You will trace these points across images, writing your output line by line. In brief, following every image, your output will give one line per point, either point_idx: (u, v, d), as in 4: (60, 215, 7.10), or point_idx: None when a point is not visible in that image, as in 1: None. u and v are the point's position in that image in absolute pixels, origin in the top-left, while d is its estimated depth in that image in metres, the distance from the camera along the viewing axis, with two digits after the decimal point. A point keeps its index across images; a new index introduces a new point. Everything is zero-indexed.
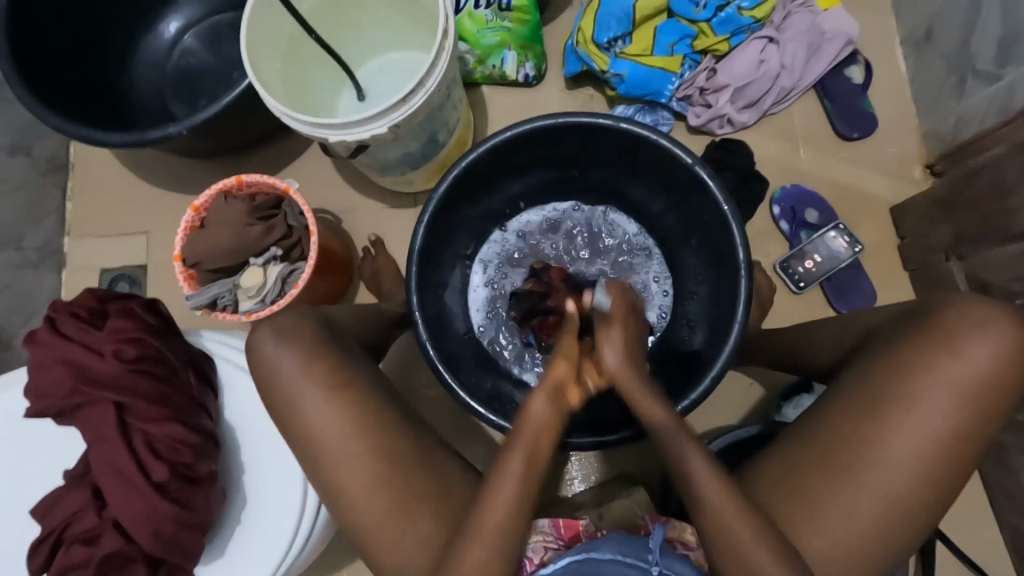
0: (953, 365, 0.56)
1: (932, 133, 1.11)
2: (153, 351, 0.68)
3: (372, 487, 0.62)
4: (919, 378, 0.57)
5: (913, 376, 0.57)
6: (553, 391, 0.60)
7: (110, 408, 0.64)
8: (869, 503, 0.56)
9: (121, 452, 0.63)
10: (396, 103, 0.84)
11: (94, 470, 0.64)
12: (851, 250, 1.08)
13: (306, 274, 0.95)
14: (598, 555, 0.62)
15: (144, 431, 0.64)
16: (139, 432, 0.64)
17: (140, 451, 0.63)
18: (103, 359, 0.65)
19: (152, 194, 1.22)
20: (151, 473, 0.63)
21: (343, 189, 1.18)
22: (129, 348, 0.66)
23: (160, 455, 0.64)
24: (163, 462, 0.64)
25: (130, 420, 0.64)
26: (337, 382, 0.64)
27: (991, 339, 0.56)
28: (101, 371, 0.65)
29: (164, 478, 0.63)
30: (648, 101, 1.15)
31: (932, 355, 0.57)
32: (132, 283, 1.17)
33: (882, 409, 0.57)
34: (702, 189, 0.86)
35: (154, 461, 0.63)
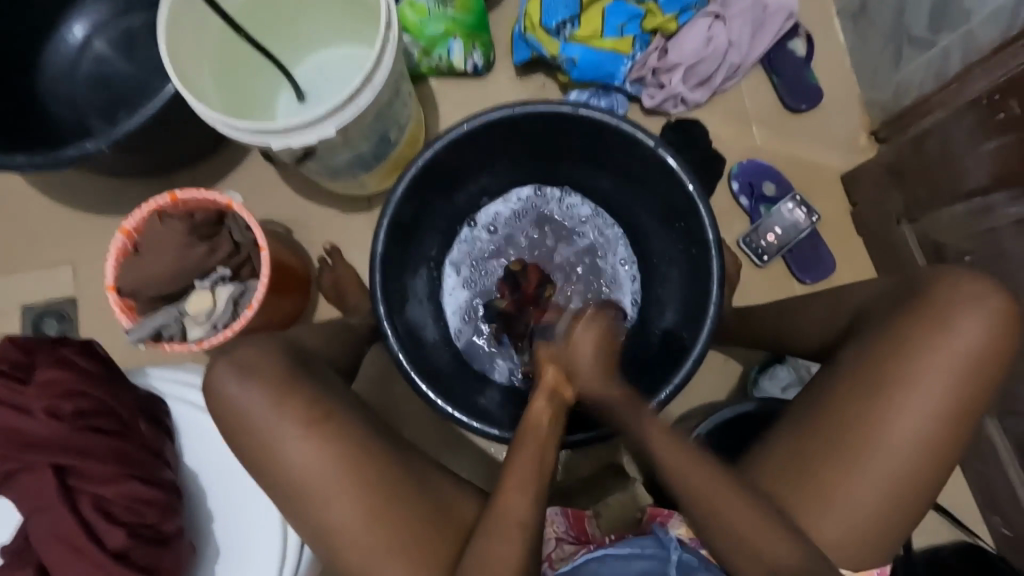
0: (951, 343, 0.60)
1: (874, 101, 1.15)
2: (93, 402, 0.60)
3: (364, 521, 0.58)
4: (915, 355, 0.60)
5: (907, 354, 0.60)
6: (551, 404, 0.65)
7: (49, 472, 0.56)
8: (856, 479, 0.59)
9: (68, 520, 0.55)
10: (343, 101, 0.78)
11: (37, 543, 0.56)
12: (810, 221, 1.10)
13: (260, 294, 0.88)
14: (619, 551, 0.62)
15: (95, 493, 0.57)
16: (87, 496, 0.57)
17: (91, 517, 0.56)
18: (36, 418, 0.57)
19: (74, 219, 1.10)
20: (107, 541, 0.56)
21: (291, 198, 1.10)
22: (66, 402, 0.58)
23: (116, 517, 0.57)
24: (121, 526, 0.57)
25: (75, 482, 0.57)
26: (312, 413, 0.60)
27: (983, 315, 0.60)
28: (36, 432, 0.57)
29: (123, 544, 0.56)
30: (602, 85, 1.12)
31: (927, 334, 0.60)
32: (61, 320, 1.06)
33: (886, 389, 0.60)
34: (668, 172, 0.85)
35: (110, 525, 0.56)
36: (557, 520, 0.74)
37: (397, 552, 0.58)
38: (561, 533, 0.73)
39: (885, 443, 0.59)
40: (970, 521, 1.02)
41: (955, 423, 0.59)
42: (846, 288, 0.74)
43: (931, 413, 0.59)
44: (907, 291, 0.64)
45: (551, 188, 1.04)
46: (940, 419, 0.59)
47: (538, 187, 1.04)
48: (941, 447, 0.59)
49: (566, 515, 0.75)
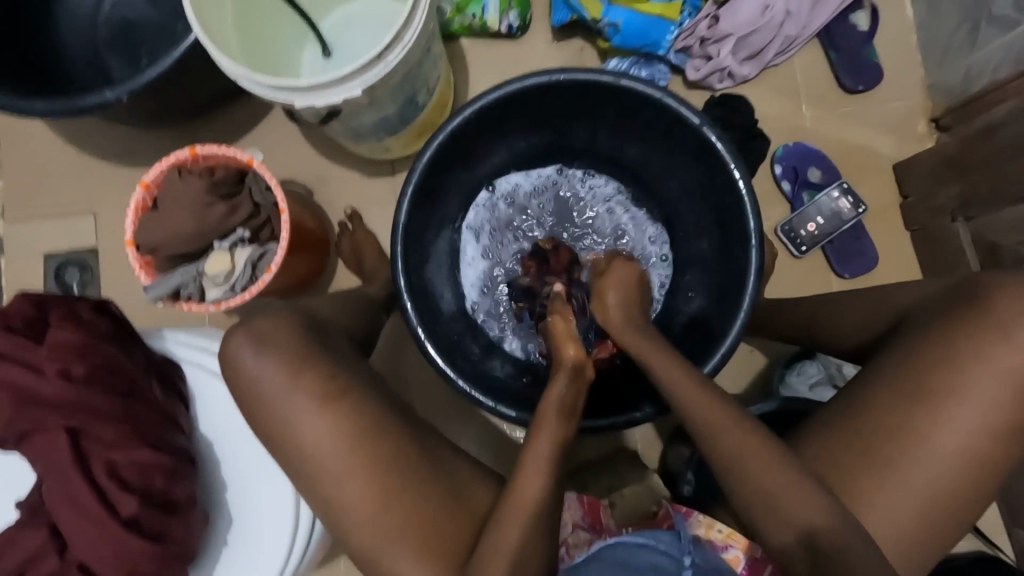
0: (1013, 352, 0.55)
1: (939, 84, 1.06)
2: (106, 366, 0.59)
3: (377, 499, 0.57)
4: (967, 367, 0.56)
5: (960, 364, 0.56)
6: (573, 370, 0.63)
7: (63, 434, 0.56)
8: (891, 488, 0.56)
9: (80, 485, 0.55)
10: (371, 60, 0.73)
11: (50, 505, 0.57)
12: (855, 212, 1.03)
13: (279, 257, 0.86)
14: (631, 541, 0.61)
15: (108, 458, 0.57)
16: (101, 461, 0.56)
17: (104, 482, 0.56)
18: (48, 379, 0.56)
19: (95, 168, 1.08)
20: (120, 508, 0.56)
21: (313, 158, 1.07)
22: (77, 364, 0.58)
23: (129, 485, 0.57)
24: (133, 493, 0.56)
25: (89, 446, 0.57)
26: (328, 390, 0.59)
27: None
28: (46, 393, 0.56)
29: (135, 511, 0.56)
30: (644, 54, 1.05)
31: (983, 341, 0.56)
32: (83, 270, 1.06)
33: (932, 397, 0.56)
34: (710, 152, 0.79)
35: (123, 493, 0.56)
36: (573, 507, 0.74)
37: (409, 533, 0.57)
38: (576, 519, 0.73)
39: (928, 457, 0.56)
40: (994, 536, 0.98)
41: (1005, 443, 0.55)
42: (891, 286, 0.69)
43: (980, 427, 0.55)
44: (964, 290, 0.59)
45: (574, 170, 1.00)
46: (989, 434, 0.55)
47: (561, 168, 1.00)
48: (985, 468, 0.56)
49: (581, 503, 0.75)
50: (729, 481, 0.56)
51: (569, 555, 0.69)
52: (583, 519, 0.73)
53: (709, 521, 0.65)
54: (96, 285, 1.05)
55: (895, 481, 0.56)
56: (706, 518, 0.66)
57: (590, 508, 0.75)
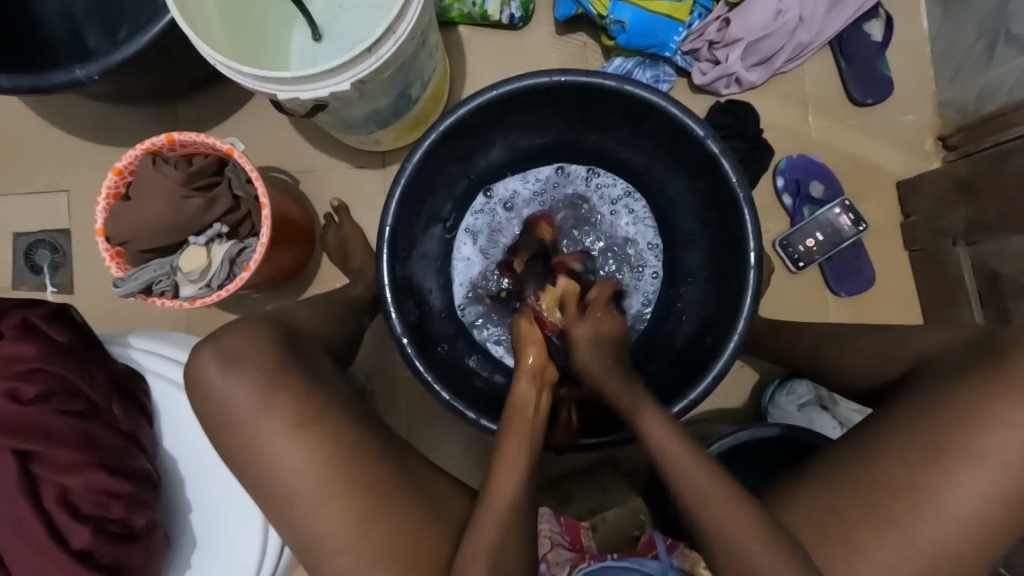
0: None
1: (949, 102, 1.03)
2: (59, 383, 0.56)
3: (351, 524, 0.55)
4: (985, 429, 0.55)
5: (977, 425, 0.55)
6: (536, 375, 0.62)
7: (11, 456, 0.53)
8: (888, 544, 0.55)
9: (28, 515, 0.52)
10: (361, 54, 0.69)
11: None
12: (856, 230, 1.01)
13: (258, 254, 0.82)
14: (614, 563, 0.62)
15: (61, 484, 0.54)
16: (52, 487, 0.54)
17: (56, 512, 0.53)
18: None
19: (68, 145, 1.02)
20: (72, 540, 0.53)
21: (299, 146, 1.02)
22: (28, 384, 0.55)
23: (81, 514, 0.54)
24: (86, 522, 0.54)
25: (39, 471, 0.54)
26: (301, 414, 0.56)
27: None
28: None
29: (88, 542, 0.54)
30: (650, 55, 1.01)
31: (995, 398, 0.55)
32: (55, 251, 1.01)
33: (945, 458, 0.55)
34: (715, 166, 0.76)
35: (74, 523, 0.54)
36: (551, 523, 0.74)
37: (384, 560, 0.55)
38: (556, 537, 0.73)
39: (930, 515, 0.55)
40: None
41: (1001, 492, 0.54)
42: (902, 334, 0.69)
43: (974, 476, 0.54)
44: (987, 347, 0.59)
45: (575, 166, 0.94)
46: (983, 481, 0.54)
47: (560, 166, 0.94)
48: (977, 517, 0.54)
49: (560, 521, 0.75)
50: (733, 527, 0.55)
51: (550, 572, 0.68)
52: (562, 538, 0.73)
53: (695, 557, 0.66)
54: (68, 268, 1.00)
55: (886, 525, 0.55)
56: (694, 554, 0.66)
57: (569, 530, 0.75)
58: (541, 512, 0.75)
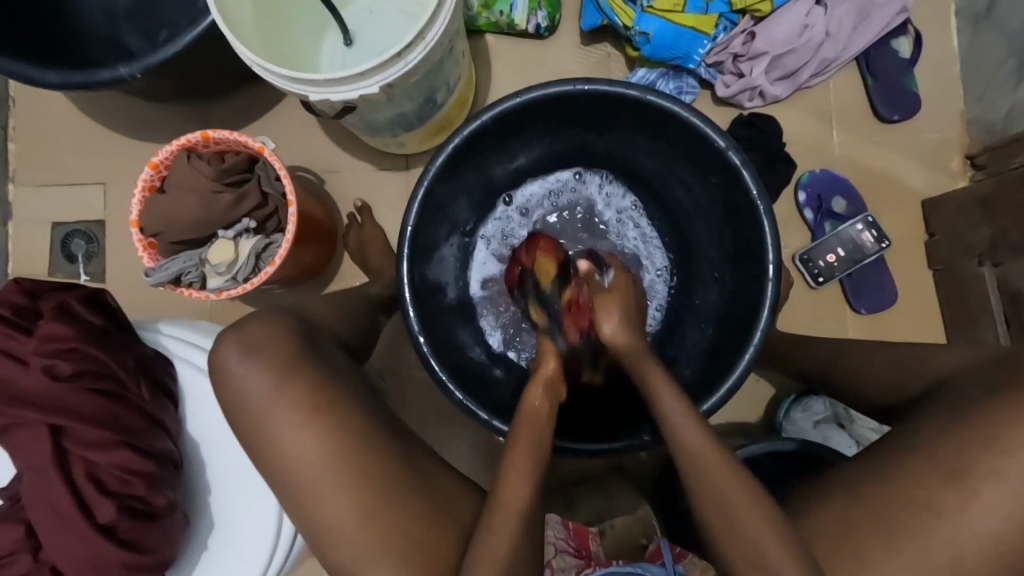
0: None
1: (978, 120, 1.02)
2: (92, 363, 0.59)
3: (362, 515, 0.56)
4: (1008, 453, 0.54)
5: (999, 448, 0.54)
6: (548, 385, 0.61)
7: (45, 431, 0.56)
8: (901, 562, 0.54)
9: (58, 488, 0.55)
10: (391, 58, 0.71)
11: (26, 503, 0.56)
12: (878, 246, 0.99)
13: (283, 250, 0.84)
14: (619, 569, 0.61)
15: (89, 460, 0.56)
16: (81, 462, 0.56)
17: (83, 486, 0.56)
18: (34, 374, 0.57)
19: (108, 140, 1.07)
20: (97, 514, 0.56)
21: (326, 147, 1.05)
22: (63, 363, 0.58)
23: (107, 490, 0.56)
24: (111, 498, 0.56)
25: (69, 446, 0.56)
26: (318, 405, 0.57)
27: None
28: (33, 390, 0.56)
29: (111, 517, 0.56)
30: (674, 66, 1.02)
31: (1019, 420, 0.54)
32: (89, 242, 1.05)
33: (966, 479, 0.54)
34: (735, 177, 0.76)
35: (100, 498, 0.56)
36: (558, 529, 0.75)
37: (392, 553, 0.55)
38: (563, 543, 0.73)
39: (947, 537, 0.54)
40: None
41: (1022, 516, 0.53)
42: (924, 353, 0.68)
43: (993, 498, 0.53)
44: (1009, 367, 0.58)
45: (592, 174, 0.95)
46: (1003, 504, 0.53)
47: (578, 172, 0.95)
48: (995, 540, 0.53)
49: (566, 526, 0.76)
50: (744, 539, 0.54)
51: None
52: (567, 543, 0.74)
53: (702, 564, 0.66)
54: (101, 258, 1.04)
55: (899, 544, 0.54)
56: (700, 561, 0.66)
57: (575, 533, 0.75)
58: (547, 518, 0.76)
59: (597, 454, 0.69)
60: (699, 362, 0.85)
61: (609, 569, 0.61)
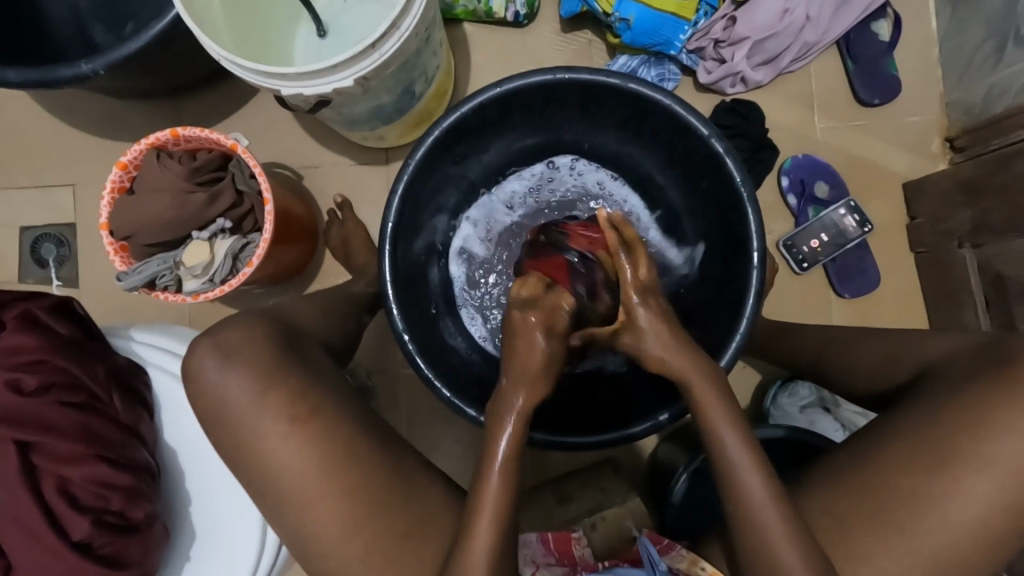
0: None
1: (957, 103, 1.02)
2: (60, 375, 0.57)
3: (349, 522, 0.55)
4: (990, 436, 0.54)
5: (981, 431, 0.55)
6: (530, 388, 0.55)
7: (12, 447, 0.53)
8: (887, 546, 0.55)
9: (30, 506, 0.53)
10: (367, 48, 0.69)
11: None
12: (861, 230, 1.00)
13: (261, 250, 0.82)
14: None
15: (62, 476, 0.55)
16: (53, 479, 0.54)
17: (56, 503, 0.54)
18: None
19: (75, 139, 1.03)
20: (71, 531, 0.54)
21: (303, 142, 1.02)
22: (30, 376, 0.56)
23: (82, 505, 0.55)
24: (86, 514, 0.55)
25: (39, 462, 0.54)
26: (299, 410, 0.56)
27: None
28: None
29: (88, 533, 0.54)
30: (655, 53, 1.01)
31: (1003, 404, 0.55)
32: (60, 245, 1.02)
33: (947, 463, 0.55)
34: (719, 165, 0.75)
35: (75, 513, 0.54)
36: (534, 547, 0.70)
37: (379, 555, 0.55)
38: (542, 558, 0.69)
39: (931, 520, 0.54)
40: None
41: (1005, 499, 0.54)
42: (908, 337, 0.68)
43: (976, 480, 0.54)
44: (994, 352, 0.58)
45: (563, 160, 0.92)
46: (986, 488, 0.54)
47: (550, 160, 0.92)
48: (977, 522, 0.54)
49: (544, 540, 0.71)
50: None
51: None
52: (546, 554, 0.70)
53: (691, 556, 0.62)
54: (73, 262, 1.01)
55: (888, 530, 0.55)
56: (688, 554, 0.62)
57: (554, 542, 0.71)
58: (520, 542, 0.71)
59: (580, 447, 0.68)
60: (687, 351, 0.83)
61: (590, 575, 0.62)
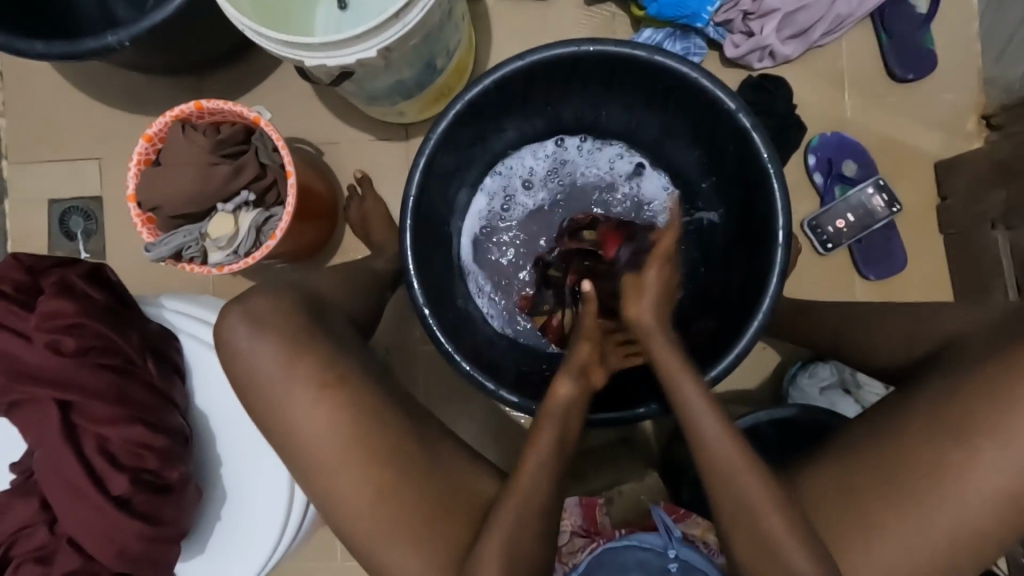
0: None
1: (995, 79, 0.98)
2: (97, 339, 0.59)
3: (375, 486, 0.56)
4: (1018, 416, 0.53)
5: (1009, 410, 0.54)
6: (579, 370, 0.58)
7: (54, 407, 0.56)
8: (907, 523, 0.54)
9: (72, 462, 0.55)
10: (389, 19, 0.68)
11: (40, 478, 0.57)
12: (888, 211, 0.98)
13: (284, 223, 0.83)
14: (618, 544, 0.63)
15: (101, 435, 0.57)
16: (92, 437, 0.57)
17: (96, 460, 0.56)
18: (39, 351, 0.57)
19: (101, 113, 1.04)
20: (111, 486, 0.56)
21: (324, 117, 1.02)
22: (68, 338, 0.57)
23: (120, 463, 0.57)
24: (124, 471, 0.57)
25: (79, 421, 0.57)
26: (326, 377, 0.57)
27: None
28: (41, 366, 0.56)
29: (126, 490, 0.56)
30: (681, 26, 0.98)
31: None
32: (87, 219, 1.03)
33: (974, 442, 0.54)
34: (744, 141, 0.74)
35: (113, 470, 0.56)
36: (573, 513, 0.72)
37: (402, 520, 0.56)
38: (573, 525, 0.71)
39: (955, 499, 0.54)
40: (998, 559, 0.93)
41: None
42: (934, 314, 0.67)
43: (1003, 461, 0.53)
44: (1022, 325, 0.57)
45: (578, 138, 0.92)
46: (1010, 464, 0.53)
47: (564, 138, 0.92)
48: (1002, 502, 0.53)
49: (581, 507, 0.72)
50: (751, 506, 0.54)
51: (563, 563, 0.68)
52: (579, 520, 0.72)
53: (704, 524, 0.68)
54: (100, 236, 1.03)
55: (908, 505, 0.55)
56: (702, 521, 0.68)
57: (588, 510, 0.72)
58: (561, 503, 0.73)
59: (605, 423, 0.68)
60: (709, 333, 0.82)
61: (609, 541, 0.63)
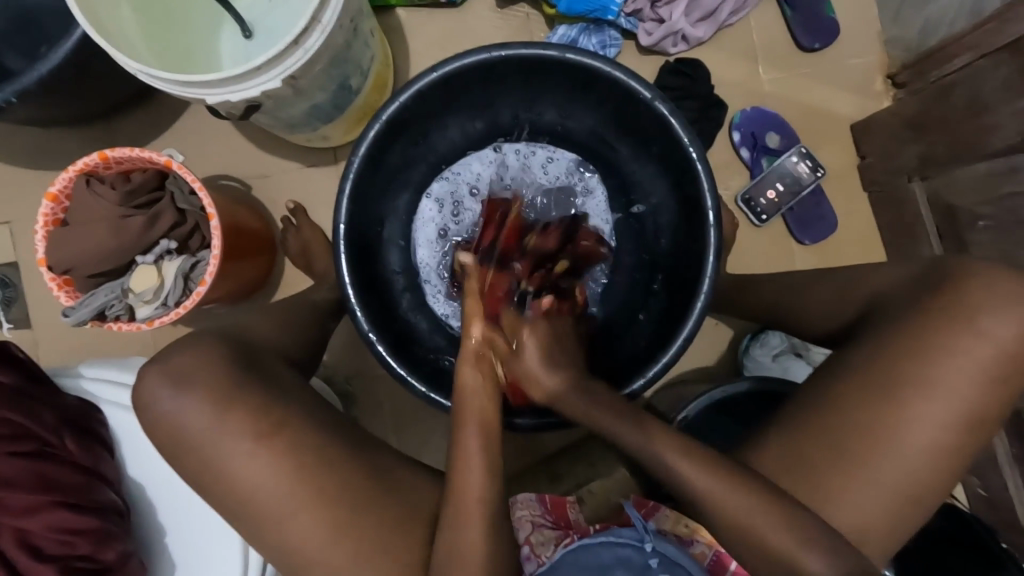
0: (981, 341, 0.56)
1: (895, 39, 1.03)
2: (6, 426, 0.56)
3: (329, 535, 0.54)
4: (942, 363, 0.56)
5: (933, 360, 0.56)
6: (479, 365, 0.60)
7: None
8: (855, 484, 0.56)
9: None
10: (288, 46, 0.66)
11: None
12: (814, 176, 1.01)
13: (212, 268, 0.79)
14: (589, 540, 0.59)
15: (19, 527, 0.54)
16: (11, 531, 0.53)
17: (17, 555, 0.53)
18: None
19: (4, 174, 0.98)
20: None
21: (248, 150, 0.99)
22: None
23: (46, 553, 0.54)
24: (52, 562, 0.54)
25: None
26: (263, 427, 0.55)
27: (1014, 318, 0.56)
28: None
29: None
30: (594, 20, 0.99)
31: (959, 333, 0.56)
32: (5, 287, 0.96)
33: (907, 394, 0.56)
34: (667, 129, 0.74)
35: (39, 563, 0.54)
36: (534, 506, 0.70)
37: (363, 566, 0.54)
38: (539, 518, 0.69)
39: (893, 451, 0.56)
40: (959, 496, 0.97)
41: (955, 420, 0.56)
42: (857, 272, 0.69)
43: (930, 408, 0.56)
44: (934, 278, 0.60)
45: (514, 140, 0.91)
46: (936, 412, 0.56)
47: (498, 142, 0.90)
48: (936, 446, 0.56)
49: (543, 501, 0.71)
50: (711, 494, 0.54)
51: (533, 556, 0.64)
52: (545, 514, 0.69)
53: (676, 515, 0.66)
54: (22, 303, 0.96)
55: (852, 464, 0.56)
56: (673, 512, 0.66)
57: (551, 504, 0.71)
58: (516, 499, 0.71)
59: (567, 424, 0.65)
60: (655, 320, 0.83)
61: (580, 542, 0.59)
